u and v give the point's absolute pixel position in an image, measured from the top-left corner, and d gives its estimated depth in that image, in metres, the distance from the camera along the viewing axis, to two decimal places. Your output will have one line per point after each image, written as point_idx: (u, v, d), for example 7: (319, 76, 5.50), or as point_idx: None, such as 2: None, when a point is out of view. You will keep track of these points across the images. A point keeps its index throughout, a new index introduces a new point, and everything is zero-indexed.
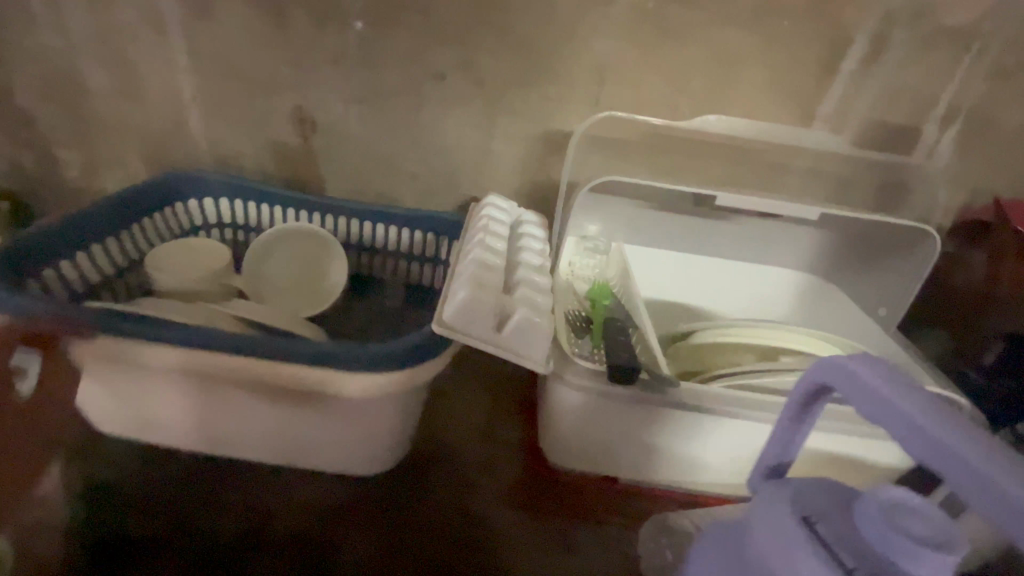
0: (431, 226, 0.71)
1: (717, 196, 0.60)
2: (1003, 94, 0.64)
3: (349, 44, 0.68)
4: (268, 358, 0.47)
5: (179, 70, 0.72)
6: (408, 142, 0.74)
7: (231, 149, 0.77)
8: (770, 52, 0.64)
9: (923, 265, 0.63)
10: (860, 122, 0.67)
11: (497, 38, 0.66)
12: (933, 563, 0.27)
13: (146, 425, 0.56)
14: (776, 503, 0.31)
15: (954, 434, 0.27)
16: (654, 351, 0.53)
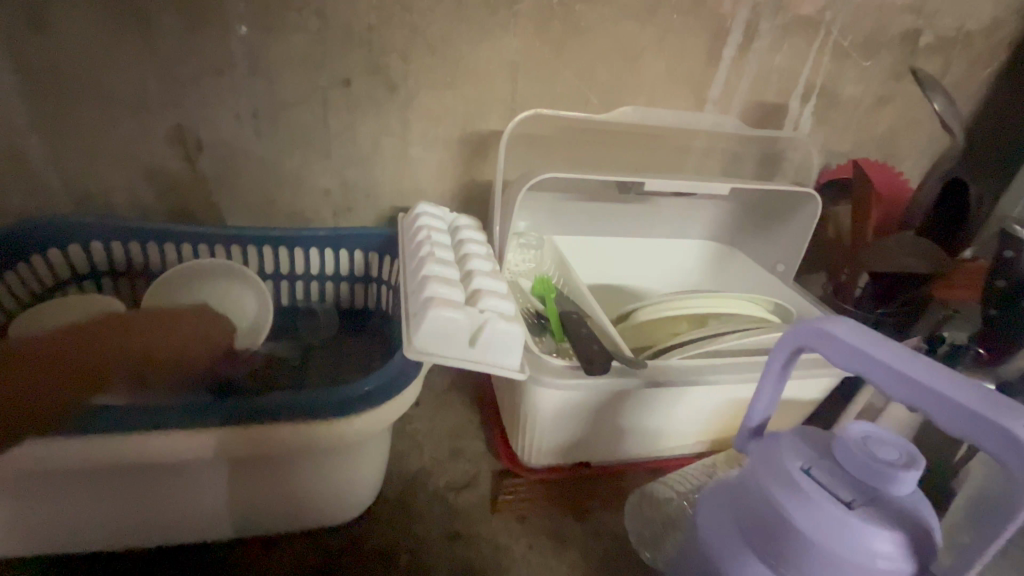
0: (362, 244, 0.68)
1: (646, 183, 0.63)
2: (847, 71, 0.76)
3: (233, 51, 0.61)
4: (221, 421, 0.42)
5: (9, 90, 0.59)
6: (317, 157, 0.68)
7: (96, 182, 0.65)
8: (665, 44, 0.69)
9: (808, 220, 0.70)
10: (742, 103, 0.75)
11: (405, 40, 0.63)
12: (910, 481, 0.32)
13: (52, 532, 0.46)
14: (774, 455, 0.35)
15: (920, 369, 0.32)
16: (613, 336, 0.55)
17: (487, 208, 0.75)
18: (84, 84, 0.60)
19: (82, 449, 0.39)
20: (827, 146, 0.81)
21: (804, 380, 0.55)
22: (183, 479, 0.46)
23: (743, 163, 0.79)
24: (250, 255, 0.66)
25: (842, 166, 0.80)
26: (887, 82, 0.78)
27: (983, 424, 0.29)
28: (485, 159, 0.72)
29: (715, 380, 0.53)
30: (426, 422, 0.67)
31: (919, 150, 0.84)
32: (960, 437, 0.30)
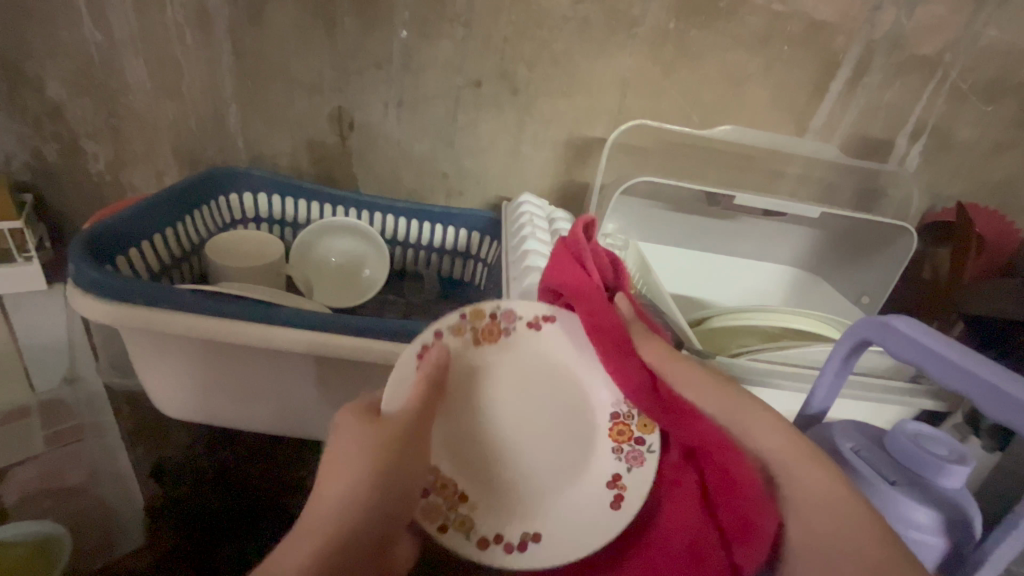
0: (471, 224, 0.78)
1: (736, 196, 0.67)
2: (964, 113, 0.75)
3: (393, 50, 0.73)
4: (352, 333, 0.52)
5: (226, 69, 0.75)
6: (443, 145, 0.79)
7: (270, 146, 0.80)
8: (772, 73, 0.73)
9: (903, 256, 0.71)
10: (844, 134, 0.77)
11: (533, 51, 0.72)
12: (957, 473, 0.34)
13: (210, 406, 0.59)
14: (824, 438, 0.38)
15: (979, 365, 0.35)
16: (685, 330, 0.59)
17: (581, 206, 0.83)
18: (278, 68, 0.75)
19: (257, 325, 0.51)
20: (929, 186, 0.80)
21: (877, 406, 0.54)
22: (309, 385, 0.57)
23: (838, 193, 0.80)
24: (375, 220, 0.78)
25: (947, 209, 0.78)
26: (1007, 129, 0.76)
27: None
28: (585, 162, 0.80)
29: (782, 383, 0.55)
30: None
31: None
32: (1007, 423, 0.33)
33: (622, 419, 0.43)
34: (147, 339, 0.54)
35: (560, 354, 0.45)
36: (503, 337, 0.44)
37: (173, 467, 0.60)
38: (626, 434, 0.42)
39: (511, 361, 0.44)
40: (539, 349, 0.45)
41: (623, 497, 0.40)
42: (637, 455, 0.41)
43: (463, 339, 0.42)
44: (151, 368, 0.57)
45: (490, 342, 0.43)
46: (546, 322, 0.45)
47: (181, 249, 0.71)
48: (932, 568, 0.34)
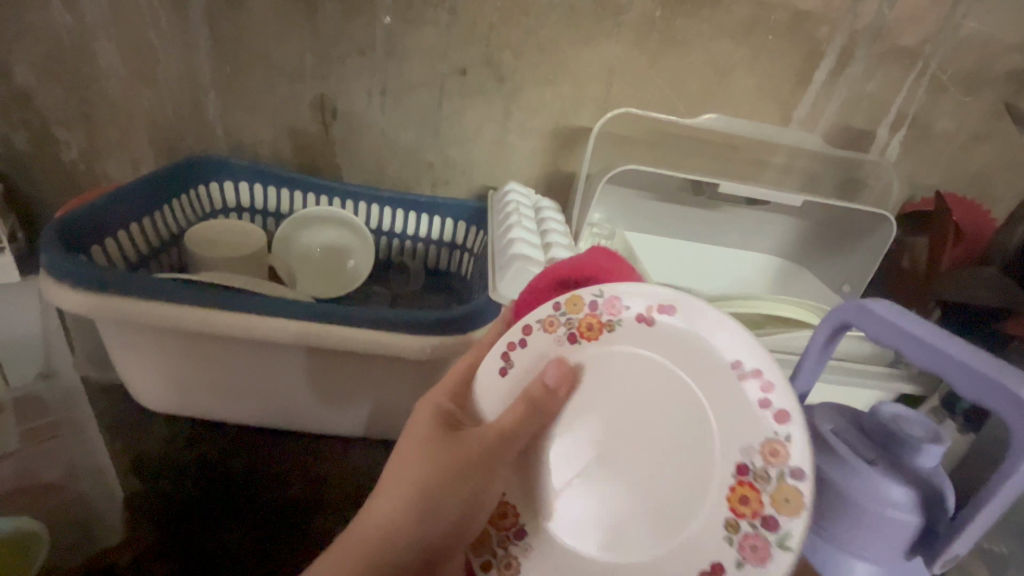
0: (456, 213, 0.77)
1: (721, 185, 0.67)
2: (944, 104, 0.76)
3: (376, 36, 0.72)
4: (338, 322, 0.51)
5: (204, 55, 0.73)
6: (428, 134, 0.78)
7: (251, 135, 0.79)
8: (757, 62, 0.73)
9: (882, 244, 0.72)
10: (827, 124, 0.78)
11: (519, 39, 0.72)
12: (932, 452, 0.35)
13: (194, 398, 0.59)
14: (805, 420, 0.39)
15: (952, 345, 0.34)
16: None
17: (568, 196, 0.83)
18: (257, 54, 0.73)
19: (229, 313, 0.50)
20: (909, 176, 0.81)
21: (856, 390, 0.56)
22: (293, 375, 0.56)
23: (821, 184, 0.81)
24: (359, 210, 0.77)
25: (927, 198, 0.79)
26: (985, 120, 0.77)
27: (1000, 390, 0.31)
28: (572, 152, 0.80)
29: None
30: None
31: (1016, 191, 0.82)
32: (977, 403, 0.33)
33: (749, 480, 0.32)
34: (125, 329, 0.53)
35: (682, 366, 0.35)
36: (605, 331, 0.38)
37: (152, 461, 0.57)
38: (754, 505, 0.32)
39: (604, 367, 0.38)
40: (654, 346, 0.37)
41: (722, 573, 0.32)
42: (762, 544, 0.31)
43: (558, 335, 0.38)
44: (130, 361, 0.57)
45: (588, 338, 0.38)
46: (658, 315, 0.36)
47: (158, 238, 0.69)
48: (908, 547, 0.35)
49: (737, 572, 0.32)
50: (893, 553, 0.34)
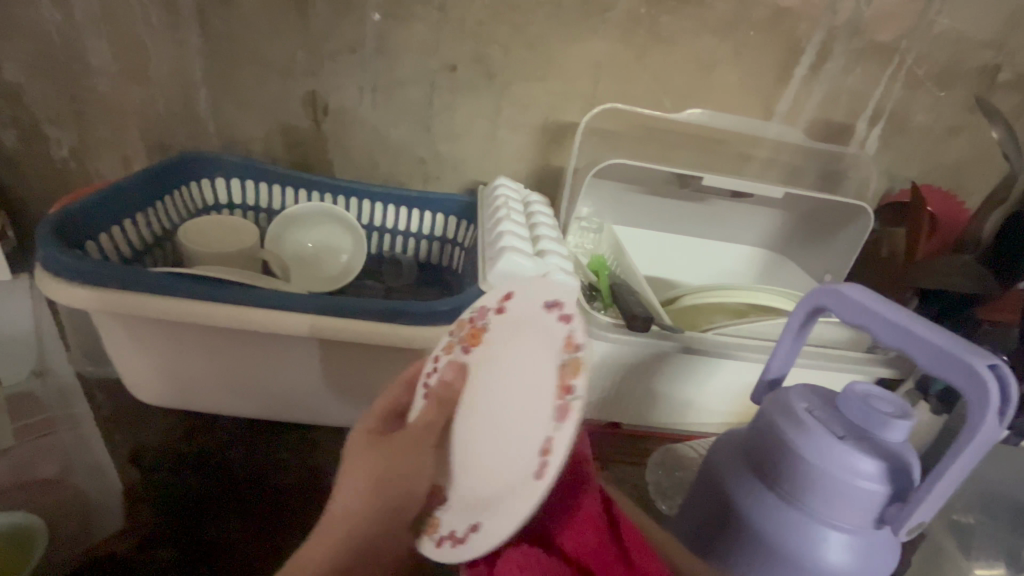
0: (447, 208, 0.78)
1: (705, 178, 0.69)
2: (920, 98, 0.78)
3: (366, 33, 0.73)
4: (333, 313, 0.52)
5: (194, 52, 0.74)
6: (418, 129, 0.79)
7: (242, 132, 0.79)
8: (740, 58, 0.75)
9: (863, 235, 0.74)
10: (808, 118, 0.80)
11: (507, 35, 0.73)
12: (901, 427, 0.37)
13: (193, 391, 0.60)
14: (785, 397, 0.41)
15: (915, 324, 0.36)
16: (656, 307, 0.62)
17: (556, 190, 0.84)
18: (248, 51, 0.74)
19: (225, 305, 0.51)
20: (888, 169, 0.84)
21: (836, 374, 0.58)
22: (286, 363, 0.57)
23: (804, 177, 0.83)
24: (351, 205, 0.78)
25: (905, 190, 0.81)
26: (960, 114, 0.80)
27: (957, 362, 0.33)
28: (560, 147, 0.81)
29: (746, 356, 0.58)
30: None
31: (989, 183, 0.85)
32: (938, 375, 0.34)
33: (562, 372, 0.36)
34: (122, 322, 0.54)
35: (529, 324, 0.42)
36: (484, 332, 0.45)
37: (151, 453, 0.58)
38: (560, 387, 0.36)
39: (490, 354, 0.45)
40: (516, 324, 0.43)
41: (548, 462, 0.33)
42: (565, 407, 0.35)
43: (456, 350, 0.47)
44: (126, 355, 0.57)
45: (474, 344, 0.45)
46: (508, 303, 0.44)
47: (152, 234, 0.70)
48: (877, 515, 0.36)
49: (559, 437, 0.34)
50: (863, 520, 0.36)
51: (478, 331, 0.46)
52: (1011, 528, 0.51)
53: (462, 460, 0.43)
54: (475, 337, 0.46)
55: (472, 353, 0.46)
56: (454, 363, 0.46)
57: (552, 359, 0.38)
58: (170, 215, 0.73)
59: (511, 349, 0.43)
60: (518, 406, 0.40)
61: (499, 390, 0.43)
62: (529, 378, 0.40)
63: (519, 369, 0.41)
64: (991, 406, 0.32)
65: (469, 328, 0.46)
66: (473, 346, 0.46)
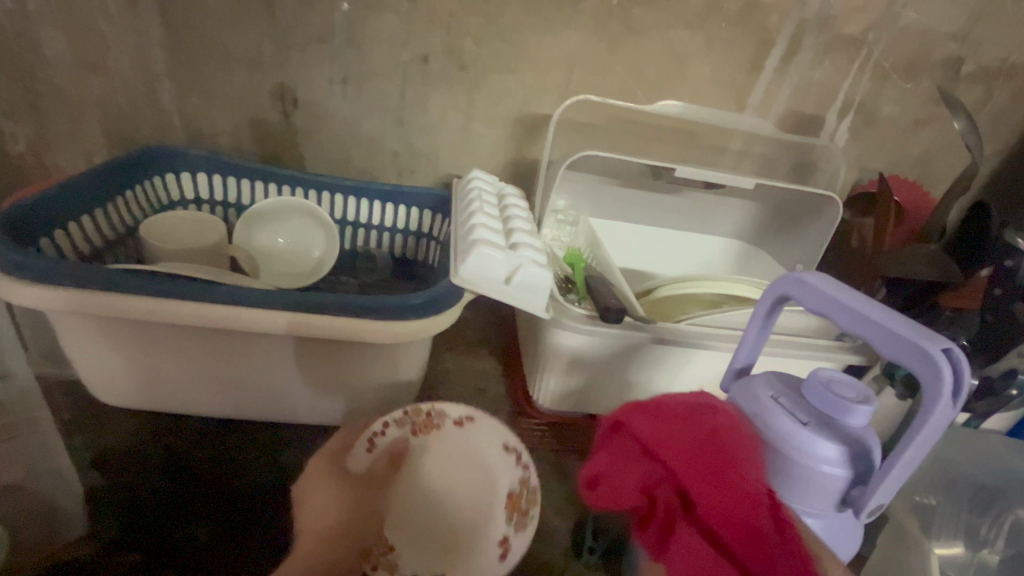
0: (421, 202, 0.77)
1: (677, 169, 0.69)
2: (887, 90, 0.80)
3: (336, 23, 0.71)
4: (300, 309, 0.51)
5: (156, 43, 0.72)
6: (391, 122, 0.78)
7: (209, 125, 0.77)
8: (712, 50, 0.75)
9: (831, 226, 0.74)
10: (779, 110, 0.81)
11: (479, 27, 0.72)
12: (862, 411, 0.38)
13: (159, 390, 0.58)
14: (751, 386, 0.41)
15: (874, 311, 0.36)
16: (629, 298, 0.62)
17: (532, 183, 0.84)
18: (213, 41, 0.72)
19: (192, 302, 0.50)
20: (857, 161, 0.85)
21: (804, 362, 0.59)
22: (255, 361, 0.56)
23: (776, 168, 0.84)
24: (323, 200, 0.77)
25: (873, 180, 0.83)
26: (925, 106, 0.81)
27: (913, 349, 0.34)
28: (535, 139, 0.81)
29: (716, 345, 0.59)
30: (456, 363, 0.75)
31: (954, 174, 0.87)
32: (895, 362, 0.35)
33: (516, 494, 0.49)
34: (78, 321, 0.52)
35: (483, 436, 0.52)
36: (435, 428, 0.53)
37: (114, 455, 0.57)
38: (515, 506, 0.48)
39: (441, 444, 0.53)
40: (465, 436, 0.53)
41: (507, 552, 0.46)
42: (522, 520, 0.47)
43: (405, 430, 0.52)
44: (88, 356, 0.56)
45: (426, 431, 0.52)
46: (469, 421, 0.53)
47: (113, 231, 0.68)
48: (840, 499, 0.37)
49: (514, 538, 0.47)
50: (826, 503, 0.37)
51: (433, 425, 0.53)
52: (968, 507, 0.53)
53: (412, 538, 0.49)
54: (427, 429, 0.53)
55: (415, 441, 0.52)
56: (399, 442, 0.52)
57: (503, 484, 0.50)
58: (132, 211, 0.70)
59: (457, 452, 0.52)
60: (467, 496, 0.50)
61: (445, 478, 0.51)
62: (478, 480, 0.51)
63: (470, 468, 0.52)
64: (944, 390, 0.32)
65: (425, 417, 0.53)
66: (421, 436, 0.52)
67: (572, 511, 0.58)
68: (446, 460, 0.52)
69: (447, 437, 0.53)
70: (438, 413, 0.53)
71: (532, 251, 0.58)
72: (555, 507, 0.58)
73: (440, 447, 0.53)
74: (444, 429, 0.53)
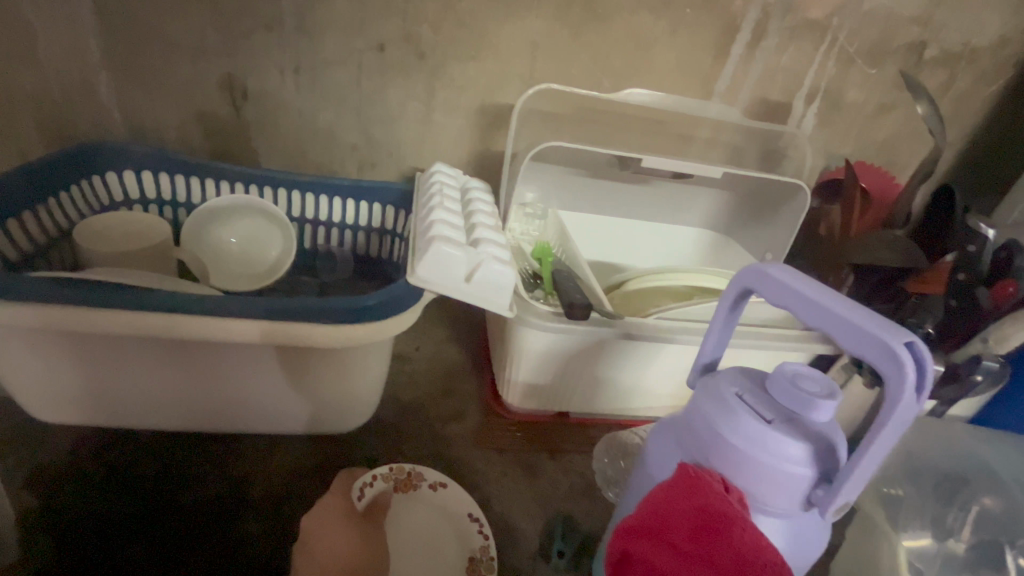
0: (383, 197, 0.74)
1: (644, 159, 0.68)
2: (852, 76, 0.79)
3: (284, 10, 0.67)
4: (246, 315, 0.48)
5: (89, 31, 0.67)
6: (348, 114, 0.75)
7: (153, 120, 0.73)
8: (677, 35, 0.74)
9: (800, 215, 0.74)
10: (747, 97, 0.80)
11: (436, 12, 0.69)
12: (825, 407, 0.37)
13: (99, 403, 0.55)
14: (715, 383, 0.40)
15: (836, 304, 0.35)
16: (597, 293, 0.60)
17: (498, 176, 0.81)
18: (151, 29, 0.67)
19: (127, 312, 0.47)
20: (824, 147, 0.85)
21: (772, 352, 0.59)
22: (203, 371, 0.53)
23: (745, 156, 0.83)
24: (279, 197, 0.73)
25: (840, 167, 0.83)
26: (890, 91, 0.81)
27: (874, 343, 0.32)
28: (500, 130, 0.78)
29: (685, 340, 0.57)
30: (423, 364, 0.73)
31: (918, 159, 0.87)
32: (858, 356, 0.33)
33: (475, 561, 0.49)
34: (2, 334, 0.48)
35: (455, 499, 0.53)
36: (413, 486, 0.53)
37: (52, 474, 0.53)
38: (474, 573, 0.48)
39: (418, 501, 0.53)
40: (440, 497, 0.53)
41: None
42: None
43: (388, 484, 0.53)
44: (18, 371, 0.52)
45: (405, 489, 0.53)
46: (442, 487, 0.54)
47: (46, 235, 0.63)
48: (804, 498, 0.36)
49: None
50: (791, 503, 0.36)
51: (412, 485, 0.53)
52: (931, 496, 0.52)
53: None
54: (407, 489, 0.53)
55: (396, 498, 0.53)
56: (383, 496, 0.52)
57: (463, 551, 0.50)
58: (69, 212, 0.66)
59: (432, 515, 0.52)
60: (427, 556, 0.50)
61: (414, 536, 0.51)
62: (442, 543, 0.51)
63: (440, 528, 0.52)
64: (908, 384, 0.31)
65: (406, 476, 0.54)
66: (402, 494, 0.53)
67: (542, 514, 0.56)
68: (422, 521, 0.52)
69: (423, 501, 0.53)
70: (417, 474, 0.54)
71: (495, 247, 0.56)
72: (524, 509, 0.56)
73: (415, 508, 0.52)
74: (420, 492, 0.53)
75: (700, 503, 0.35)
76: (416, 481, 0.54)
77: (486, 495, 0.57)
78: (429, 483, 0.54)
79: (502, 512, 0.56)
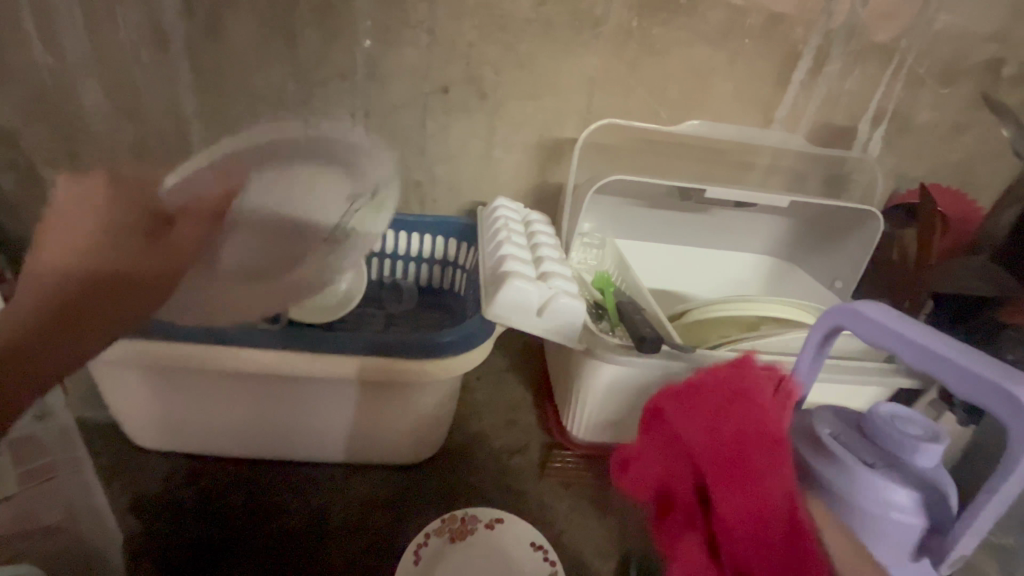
0: (446, 231, 0.77)
1: (708, 189, 0.67)
2: (921, 97, 0.77)
3: (358, 60, 0.72)
4: (335, 351, 0.51)
5: (186, 87, 0.73)
6: (414, 153, 0.79)
7: None
8: (737, 65, 0.74)
9: (870, 244, 0.72)
10: (808, 123, 0.79)
11: (499, 54, 0.72)
12: (933, 452, 0.35)
13: (194, 432, 0.58)
14: (807, 422, 0.39)
15: (945, 346, 0.34)
16: (665, 324, 0.59)
17: (556, 207, 0.83)
18: (239, 82, 0.73)
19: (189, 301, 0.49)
20: (893, 170, 0.82)
21: (852, 387, 0.56)
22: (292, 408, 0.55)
23: (808, 182, 0.81)
24: None
25: (911, 191, 0.80)
26: (964, 110, 0.78)
27: (992, 389, 0.31)
28: (557, 163, 0.80)
29: None
30: (487, 394, 0.74)
31: (999, 179, 0.83)
32: (972, 402, 0.32)
33: None
34: (120, 368, 0.53)
35: (511, 541, 0.53)
36: (469, 531, 0.53)
37: (153, 500, 0.56)
38: None
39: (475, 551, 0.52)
40: (493, 545, 0.53)
41: None
42: None
43: (443, 538, 0.52)
44: (128, 400, 0.56)
45: (461, 535, 0.53)
46: (498, 523, 0.54)
47: None
48: (914, 548, 0.34)
49: None
50: (899, 554, 0.34)
51: (468, 530, 0.53)
52: None
53: None
54: (463, 536, 0.53)
55: (452, 550, 0.52)
56: (438, 553, 0.52)
57: None
58: None
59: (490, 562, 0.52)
60: None
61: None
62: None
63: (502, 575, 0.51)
64: None
65: (460, 524, 0.53)
66: (458, 543, 0.52)
67: (615, 553, 0.56)
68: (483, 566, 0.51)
69: (481, 541, 0.53)
70: (470, 517, 0.54)
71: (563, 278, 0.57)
72: (594, 548, 0.56)
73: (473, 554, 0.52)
74: (478, 534, 0.53)
75: (735, 378, 0.37)
76: (471, 524, 0.54)
77: (557, 531, 0.57)
78: (482, 521, 0.54)
79: (575, 550, 0.55)
